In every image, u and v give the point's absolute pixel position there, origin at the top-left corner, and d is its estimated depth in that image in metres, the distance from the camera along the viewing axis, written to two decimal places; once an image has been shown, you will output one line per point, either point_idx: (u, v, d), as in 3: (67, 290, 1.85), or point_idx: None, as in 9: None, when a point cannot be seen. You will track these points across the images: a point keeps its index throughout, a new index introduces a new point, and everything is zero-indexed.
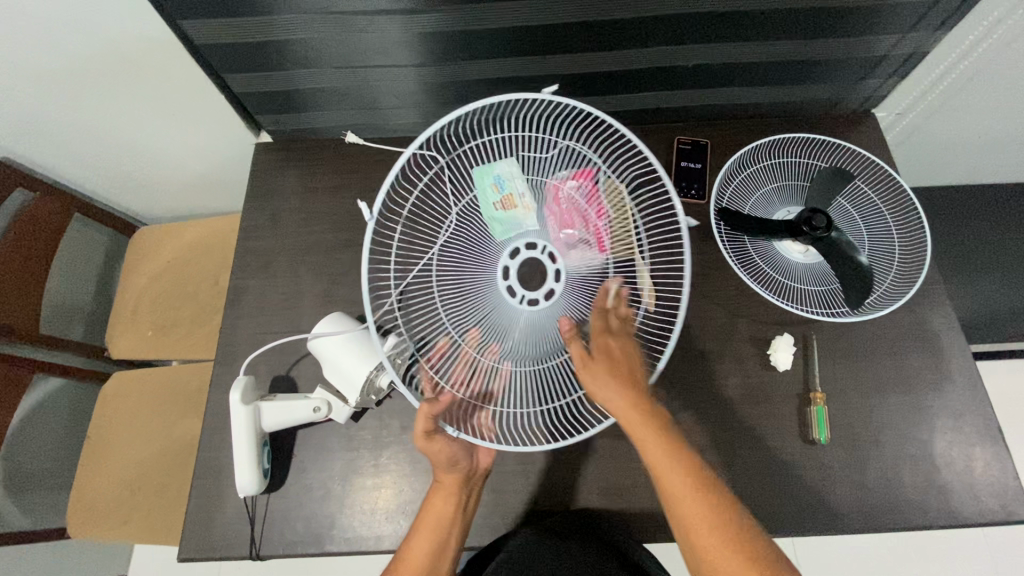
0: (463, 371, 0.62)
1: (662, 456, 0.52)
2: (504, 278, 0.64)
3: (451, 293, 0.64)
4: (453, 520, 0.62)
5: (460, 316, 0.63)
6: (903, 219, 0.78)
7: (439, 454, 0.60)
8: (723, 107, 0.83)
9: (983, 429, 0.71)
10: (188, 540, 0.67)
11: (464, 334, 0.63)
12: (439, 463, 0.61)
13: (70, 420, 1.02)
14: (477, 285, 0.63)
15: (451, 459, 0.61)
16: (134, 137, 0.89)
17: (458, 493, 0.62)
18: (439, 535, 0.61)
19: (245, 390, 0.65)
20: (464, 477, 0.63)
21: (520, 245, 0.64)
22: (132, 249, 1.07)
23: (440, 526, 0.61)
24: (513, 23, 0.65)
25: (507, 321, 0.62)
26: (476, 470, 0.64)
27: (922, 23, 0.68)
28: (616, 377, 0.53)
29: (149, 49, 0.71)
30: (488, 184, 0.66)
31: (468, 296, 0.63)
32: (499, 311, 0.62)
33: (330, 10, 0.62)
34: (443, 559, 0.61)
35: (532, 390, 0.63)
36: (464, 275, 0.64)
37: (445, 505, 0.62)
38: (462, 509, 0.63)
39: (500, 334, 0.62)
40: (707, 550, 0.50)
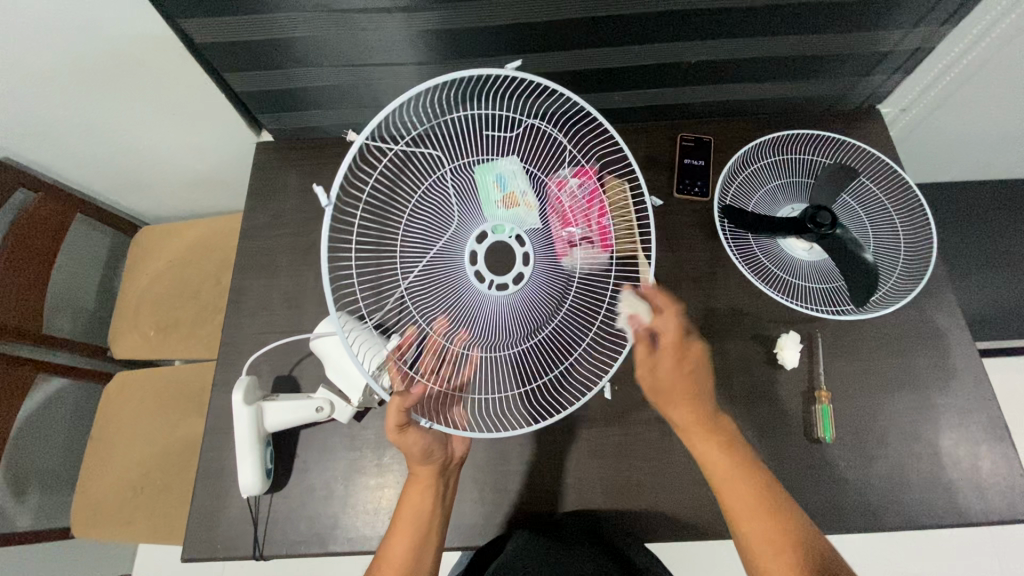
0: (432, 360, 0.61)
1: (711, 450, 0.58)
2: (472, 262, 0.63)
3: (418, 278, 0.63)
4: (433, 512, 0.62)
5: (427, 303, 0.62)
6: (908, 216, 0.77)
7: (415, 447, 0.59)
8: (726, 104, 0.82)
9: (990, 427, 0.70)
10: (191, 540, 0.67)
11: (430, 321, 0.62)
12: (414, 456, 0.60)
13: (73, 421, 1.02)
14: (445, 270, 0.63)
15: (427, 451, 0.61)
16: (136, 137, 0.89)
17: (434, 482, 0.62)
18: (421, 528, 0.61)
19: (247, 390, 0.65)
20: (439, 466, 0.63)
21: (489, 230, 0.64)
22: (134, 249, 1.07)
23: (421, 517, 0.61)
24: (515, 20, 0.64)
25: (474, 307, 0.62)
26: (451, 459, 0.65)
27: (929, 17, 0.67)
28: (674, 384, 0.59)
29: (150, 48, 0.70)
30: (489, 183, 0.63)
31: (435, 281, 0.62)
32: (467, 296, 0.62)
33: (331, 8, 0.62)
34: (426, 552, 0.61)
35: (501, 373, 0.66)
36: (431, 259, 0.63)
37: (423, 496, 0.62)
38: (440, 501, 0.63)
39: (468, 320, 0.62)
40: (754, 540, 0.54)
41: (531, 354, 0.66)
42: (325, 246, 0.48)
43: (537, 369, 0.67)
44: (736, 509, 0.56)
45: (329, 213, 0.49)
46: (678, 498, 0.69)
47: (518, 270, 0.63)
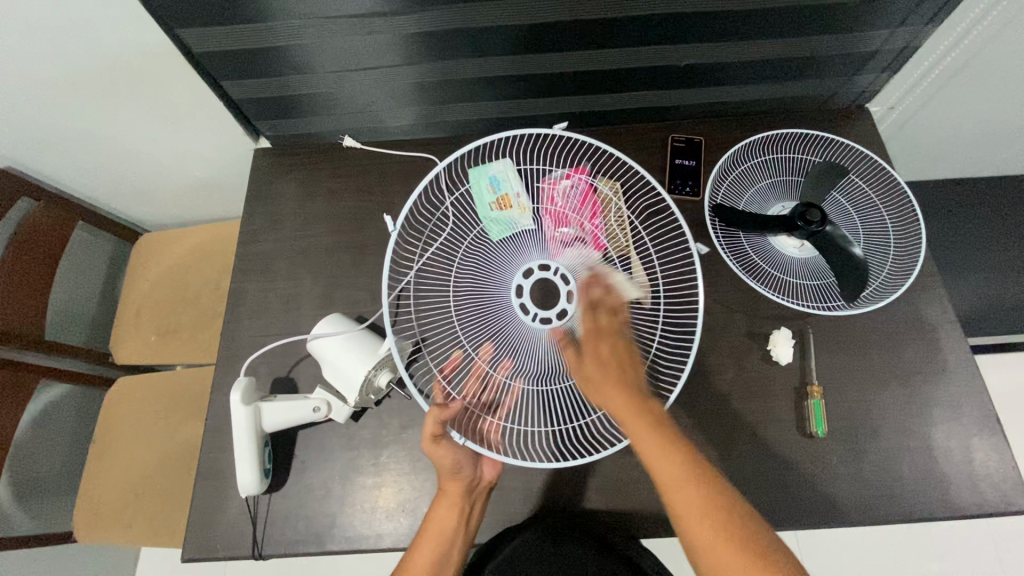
0: (475, 384, 0.64)
1: (653, 454, 0.52)
2: (518, 295, 0.63)
3: (468, 309, 0.66)
4: (456, 531, 0.63)
5: (474, 331, 0.65)
6: (898, 212, 0.78)
7: (445, 459, 0.61)
8: (716, 105, 0.84)
9: (981, 419, 0.71)
10: (191, 540, 0.67)
11: (477, 347, 0.64)
12: (443, 469, 0.61)
13: (75, 426, 1.04)
14: (493, 304, 0.64)
15: (456, 466, 0.62)
16: (137, 144, 0.91)
17: (461, 502, 0.64)
18: (443, 543, 0.62)
19: (245, 391, 0.66)
20: (467, 485, 0.64)
21: (535, 265, 0.64)
22: (135, 254, 1.08)
23: (444, 533, 0.63)
24: (504, 23, 0.66)
25: (520, 339, 0.62)
26: (478, 480, 0.66)
27: (913, 17, 0.69)
28: (601, 374, 0.55)
29: (150, 57, 0.72)
30: (484, 184, 0.69)
31: (483, 312, 0.64)
32: (513, 328, 0.63)
33: (324, 14, 0.63)
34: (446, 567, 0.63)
35: (541, 403, 0.64)
36: (481, 295, 0.65)
37: (448, 514, 0.63)
38: (464, 519, 0.64)
39: (511, 350, 0.63)
40: (705, 548, 0.48)
41: (575, 391, 0.64)
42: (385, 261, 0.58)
43: (577, 410, 0.64)
44: (682, 514, 0.50)
45: (392, 237, 0.59)
46: None
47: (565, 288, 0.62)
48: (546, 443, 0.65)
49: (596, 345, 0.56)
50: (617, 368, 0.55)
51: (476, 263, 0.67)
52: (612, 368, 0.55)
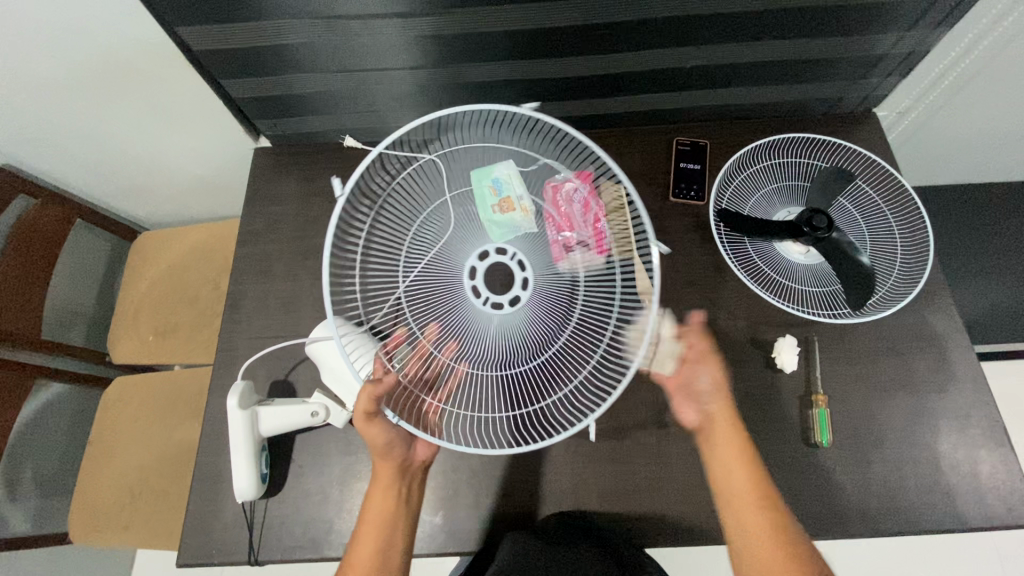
0: (417, 364, 0.61)
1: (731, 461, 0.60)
2: (470, 277, 0.63)
3: (417, 283, 0.63)
4: (396, 514, 0.62)
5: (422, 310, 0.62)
6: (905, 219, 0.77)
7: (377, 439, 0.60)
8: (722, 108, 0.83)
9: (988, 430, 0.70)
10: (187, 545, 0.66)
11: (422, 326, 0.62)
12: (375, 448, 0.61)
13: (71, 426, 1.03)
14: (443, 284, 0.62)
15: (388, 445, 0.61)
16: (135, 142, 0.90)
17: (394, 483, 0.63)
18: (387, 529, 0.61)
19: (243, 396, 0.65)
20: (397, 464, 0.63)
21: (492, 249, 0.64)
22: (134, 252, 1.07)
23: (386, 518, 0.62)
24: (508, 27, 0.65)
25: (469, 321, 0.61)
26: (411, 459, 0.65)
27: (923, 22, 0.68)
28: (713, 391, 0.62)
29: (149, 55, 0.71)
30: (486, 184, 0.65)
31: (433, 291, 0.62)
32: (464, 312, 0.61)
33: (324, 14, 0.62)
34: (393, 552, 0.61)
35: (490, 388, 0.63)
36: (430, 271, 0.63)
37: (382, 498, 0.62)
38: (404, 502, 0.63)
39: (459, 332, 0.61)
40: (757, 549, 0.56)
41: (529, 376, 0.63)
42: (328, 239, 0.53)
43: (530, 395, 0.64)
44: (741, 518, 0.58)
45: (340, 203, 0.54)
46: (673, 502, 0.68)
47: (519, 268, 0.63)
48: (499, 429, 0.66)
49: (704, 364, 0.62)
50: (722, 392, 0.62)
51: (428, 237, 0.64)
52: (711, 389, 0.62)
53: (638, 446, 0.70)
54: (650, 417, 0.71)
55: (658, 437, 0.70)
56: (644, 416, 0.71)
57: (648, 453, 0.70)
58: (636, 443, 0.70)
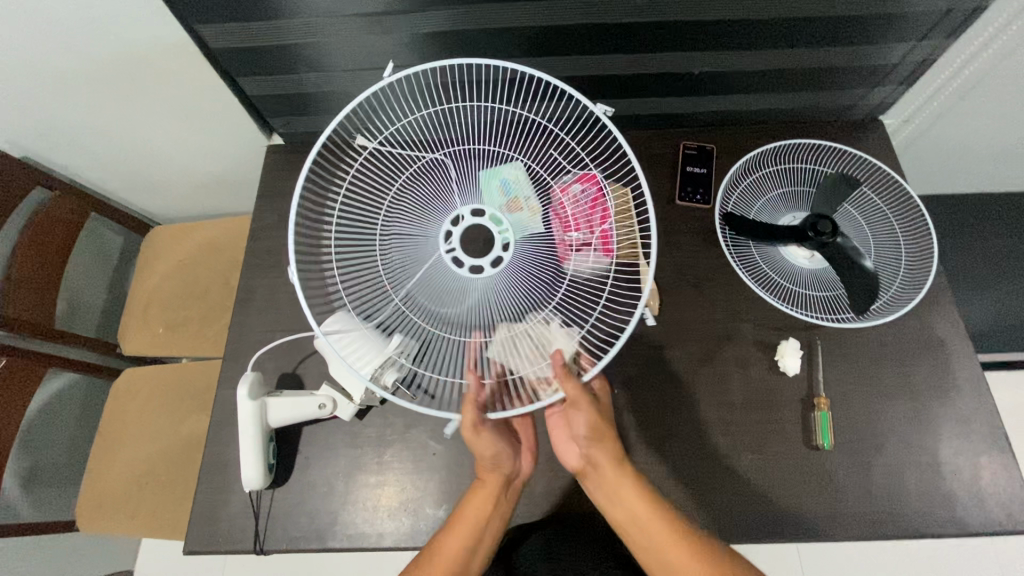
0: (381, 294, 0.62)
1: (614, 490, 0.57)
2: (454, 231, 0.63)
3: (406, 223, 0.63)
4: (489, 522, 0.60)
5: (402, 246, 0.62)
6: (910, 225, 0.77)
7: (484, 447, 0.60)
8: (729, 113, 0.84)
9: (990, 436, 0.70)
10: (193, 533, 0.68)
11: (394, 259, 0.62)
12: (483, 457, 0.61)
13: (81, 415, 1.04)
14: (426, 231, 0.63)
15: (495, 455, 0.61)
16: (151, 137, 0.91)
17: (501, 493, 0.62)
18: (473, 538, 0.58)
19: (253, 386, 0.66)
20: (506, 477, 0.62)
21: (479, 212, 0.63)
22: (146, 246, 1.09)
23: (481, 522, 0.59)
24: (521, 26, 0.66)
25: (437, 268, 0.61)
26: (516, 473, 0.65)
27: (931, 31, 0.69)
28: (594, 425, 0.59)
29: (168, 51, 0.73)
30: (494, 186, 0.64)
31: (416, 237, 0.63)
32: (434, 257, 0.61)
33: (341, 13, 0.64)
34: (473, 561, 0.58)
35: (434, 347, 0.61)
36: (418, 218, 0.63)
37: (483, 504, 0.60)
38: (500, 513, 0.62)
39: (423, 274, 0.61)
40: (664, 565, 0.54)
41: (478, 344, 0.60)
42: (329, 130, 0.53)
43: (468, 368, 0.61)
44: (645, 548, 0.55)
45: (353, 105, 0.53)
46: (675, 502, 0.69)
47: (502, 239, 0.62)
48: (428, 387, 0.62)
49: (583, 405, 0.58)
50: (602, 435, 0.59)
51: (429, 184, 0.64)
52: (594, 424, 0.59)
53: (640, 445, 0.71)
54: (652, 417, 0.71)
55: (660, 437, 0.71)
56: (646, 415, 0.71)
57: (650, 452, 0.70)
58: (639, 443, 0.71)
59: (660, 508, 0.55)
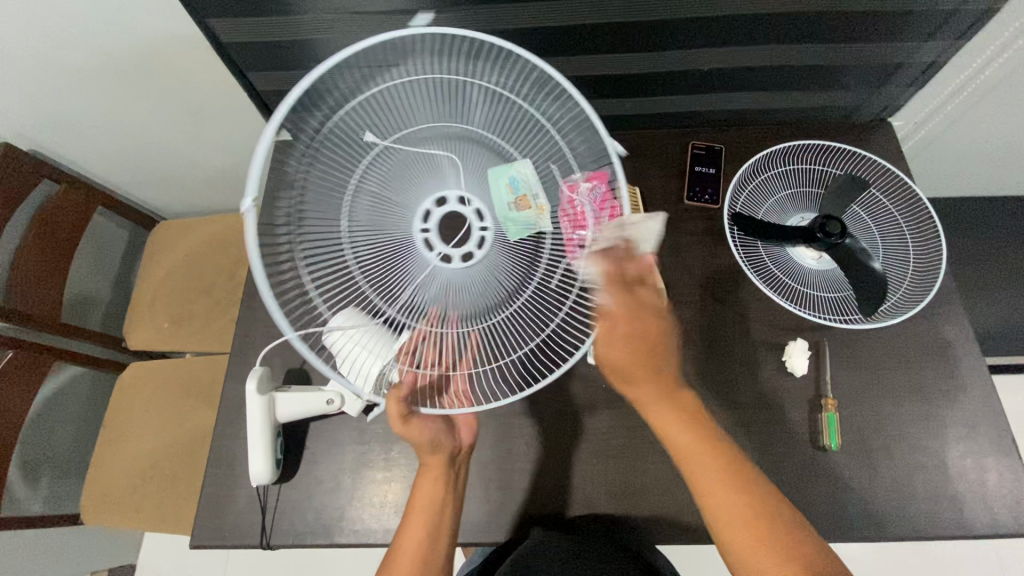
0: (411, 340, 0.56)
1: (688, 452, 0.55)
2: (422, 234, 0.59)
3: (367, 255, 0.57)
4: (444, 500, 0.62)
5: (376, 278, 0.57)
6: (918, 227, 0.77)
7: (417, 436, 0.60)
8: (738, 112, 0.84)
9: (997, 439, 0.70)
10: (200, 527, 0.68)
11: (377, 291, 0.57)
12: (420, 445, 0.61)
13: (87, 409, 1.04)
14: (395, 244, 0.58)
15: (433, 441, 0.61)
16: (159, 131, 0.91)
17: (445, 471, 0.63)
18: (430, 521, 0.60)
19: (261, 381, 0.66)
20: (449, 455, 0.63)
21: (450, 198, 0.60)
22: (153, 241, 1.09)
23: (431, 506, 0.61)
24: (533, 25, 0.66)
25: (423, 278, 0.58)
26: (458, 448, 0.65)
27: (942, 31, 0.68)
28: (631, 357, 0.54)
29: (179, 47, 0.73)
30: (503, 183, 0.60)
31: (387, 260, 0.57)
32: (418, 269, 0.58)
33: (354, 9, 0.64)
34: (439, 539, 0.60)
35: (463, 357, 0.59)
36: (380, 235, 0.58)
37: (434, 485, 0.62)
38: (451, 489, 0.63)
39: (413, 293, 0.57)
40: (738, 542, 0.51)
41: (502, 328, 0.60)
42: (252, 175, 0.43)
43: (505, 346, 0.62)
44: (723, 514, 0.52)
45: (258, 154, 0.43)
46: (682, 502, 0.69)
47: (478, 233, 0.60)
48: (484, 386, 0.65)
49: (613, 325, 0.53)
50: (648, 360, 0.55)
51: (379, 194, 0.58)
52: (639, 344, 0.54)
53: (647, 444, 0.71)
54: None
55: None
56: (653, 415, 0.71)
57: (657, 451, 0.70)
58: (645, 441, 0.71)
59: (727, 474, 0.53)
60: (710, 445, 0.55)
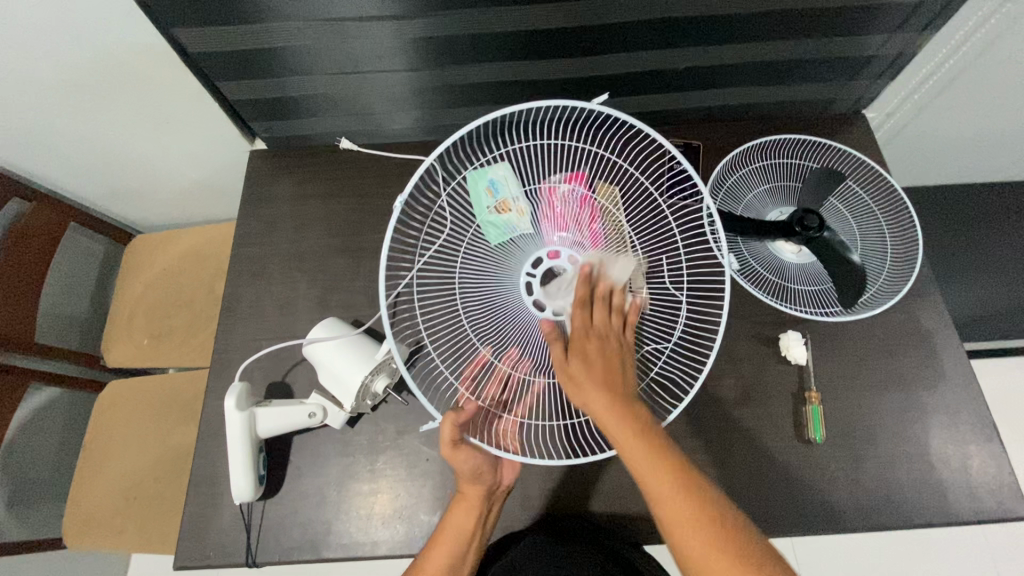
0: (495, 386, 0.63)
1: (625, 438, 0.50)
2: (529, 293, 0.62)
3: (476, 304, 0.64)
4: (474, 532, 0.62)
5: (485, 330, 0.63)
6: (894, 218, 0.78)
7: (465, 466, 0.59)
8: (715, 109, 0.84)
9: (978, 424, 0.71)
10: (182, 548, 0.66)
11: (490, 347, 0.63)
12: (465, 475, 0.60)
13: (65, 431, 1.02)
14: (500, 297, 0.63)
15: (474, 472, 0.60)
16: (131, 145, 0.90)
17: (480, 505, 0.62)
18: (456, 550, 0.60)
19: (240, 397, 0.65)
20: (487, 490, 0.62)
21: (542, 254, 0.63)
22: (128, 255, 1.07)
23: (460, 536, 0.61)
24: (505, 29, 0.66)
25: (530, 331, 0.62)
26: (497, 486, 0.64)
27: (909, 24, 0.69)
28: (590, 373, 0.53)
29: (146, 58, 0.71)
30: (482, 188, 0.66)
31: (492, 310, 0.63)
32: (525, 321, 0.62)
33: (323, 16, 0.63)
34: (462, 568, 0.61)
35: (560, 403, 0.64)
36: (488, 286, 0.63)
37: (466, 518, 0.61)
38: (482, 521, 0.63)
39: (522, 343, 0.62)
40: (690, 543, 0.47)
41: None
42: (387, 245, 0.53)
43: None
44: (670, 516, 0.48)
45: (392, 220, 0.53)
46: None
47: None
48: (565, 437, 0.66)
49: (579, 360, 0.54)
50: (606, 371, 0.53)
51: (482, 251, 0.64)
52: (603, 364, 0.53)
53: None
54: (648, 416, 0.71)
55: None
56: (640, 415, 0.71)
57: None
58: None
59: (679, 471, 0.49)
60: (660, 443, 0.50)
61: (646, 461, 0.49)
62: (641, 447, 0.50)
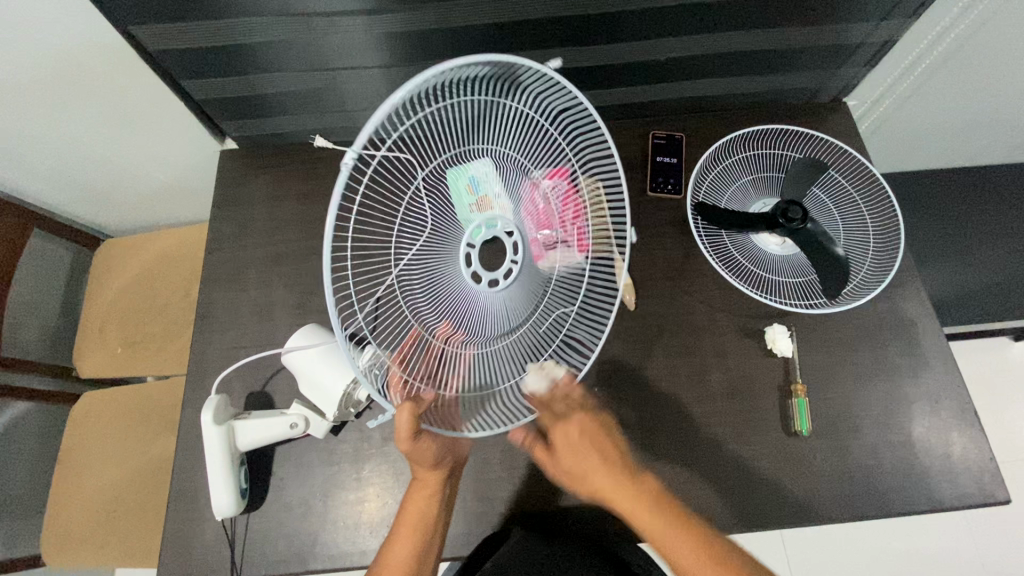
0: (432, 366, 0.60)
1: (643, 514, 0.53)
2: (468, 265, 0.62)
3: (412, 280, 0.62)
4: (436, 518, 0.62)
5: (421, 307, 0.62)
6: (876, 207, 0.78)
7: (421, 454, 0.58)
8: (698, 100, 0.82)
9: (960, 411, 0.72)
10: (164, 566, 0.64)
11: (426, 324, 0.61)
12: (423, 460, 0.59)
13: (39, 445, 0.99)
14: (439, 271, 0.62)
15: (436, 456, 0.60)
16: (92, 147, 0.86)
17: (440, 489, 0.62)
18: (421, 538, 0.60)
19: (217, 411, 0.63)
20: (448, 471, 0.62)
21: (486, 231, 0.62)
22: (97, 262, 1.03)
23: (424, 524, 0.60)
24: (480, 22, 0.63)
25: (465, 303, 0.61)
26: (454, 464, 0.64)
27: (890, 14, 0.69)
28: (584, 464, 0.56)
29: (103, 57, 0.68)
30: (463, 183, 0.60)
31: (430, 285, 0.62)
32: (460, 294, 0.61)
33: (289, 11, 0.60)
34: (428, 552, 0.61)
35: (500, 375, 0.63)
36: (427, 261, 0.62)
37: (428, 504, 0.61)
38: (443, 505, 0.63)
39: (456, 316, 0.61)
40: None
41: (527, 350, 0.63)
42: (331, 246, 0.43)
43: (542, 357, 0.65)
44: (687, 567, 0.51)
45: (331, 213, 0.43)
46: None
47: (509, 265, 0.62)
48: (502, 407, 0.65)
49: (562, 432, 0.57)
50: (600, 449, 0.56)
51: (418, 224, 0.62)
52: (592, 449, 0.56)
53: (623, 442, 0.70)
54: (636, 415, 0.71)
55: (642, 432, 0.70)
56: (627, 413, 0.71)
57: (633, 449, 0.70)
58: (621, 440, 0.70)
59: (683, 519, 0.53)
60: (663, 504, 0.54)
61: (664, 527, 0.52)
62: (653, 512, 0.53)
